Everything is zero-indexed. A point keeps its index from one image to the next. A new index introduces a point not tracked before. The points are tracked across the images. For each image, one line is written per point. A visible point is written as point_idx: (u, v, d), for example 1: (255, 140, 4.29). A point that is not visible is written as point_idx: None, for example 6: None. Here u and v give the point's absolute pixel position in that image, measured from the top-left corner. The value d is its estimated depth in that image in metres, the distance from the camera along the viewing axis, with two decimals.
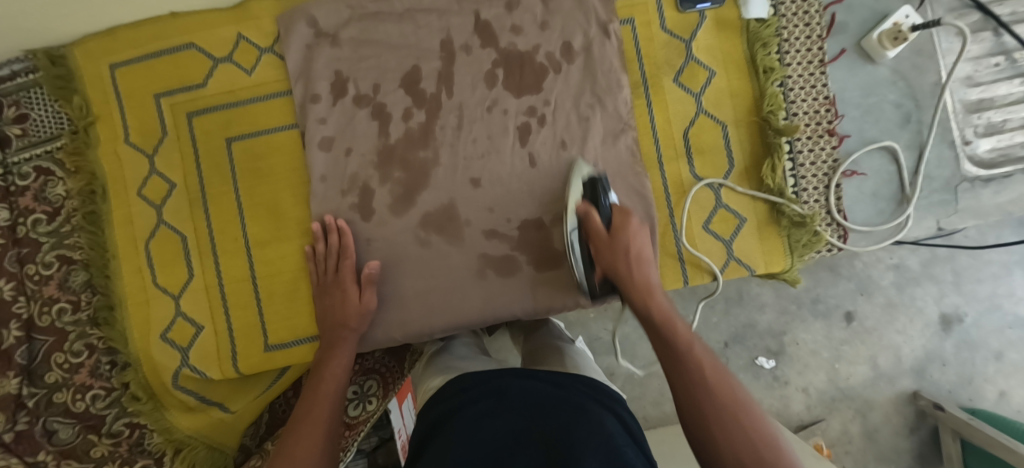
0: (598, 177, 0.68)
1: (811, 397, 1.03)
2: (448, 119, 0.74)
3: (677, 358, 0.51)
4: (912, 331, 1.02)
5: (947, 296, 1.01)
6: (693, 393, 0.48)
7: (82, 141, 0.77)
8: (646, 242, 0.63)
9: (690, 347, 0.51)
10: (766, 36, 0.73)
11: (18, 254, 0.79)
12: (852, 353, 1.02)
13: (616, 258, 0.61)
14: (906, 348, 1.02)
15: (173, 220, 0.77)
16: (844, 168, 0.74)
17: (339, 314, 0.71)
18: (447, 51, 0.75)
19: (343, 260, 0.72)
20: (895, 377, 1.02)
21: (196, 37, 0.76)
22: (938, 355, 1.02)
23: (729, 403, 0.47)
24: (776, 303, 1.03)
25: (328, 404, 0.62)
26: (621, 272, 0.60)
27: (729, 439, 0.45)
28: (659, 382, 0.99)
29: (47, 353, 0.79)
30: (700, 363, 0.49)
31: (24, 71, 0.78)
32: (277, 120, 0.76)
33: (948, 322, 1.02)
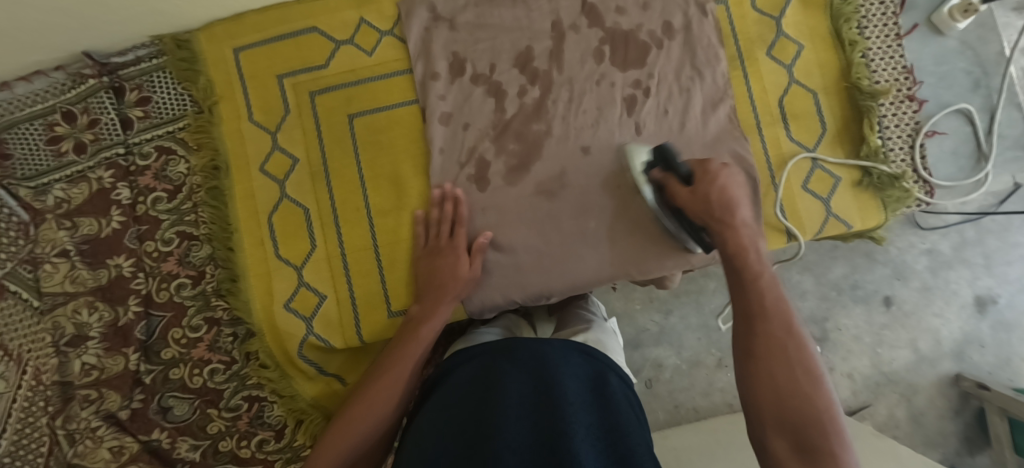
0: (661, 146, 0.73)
1: (856, 382, 1.00)
2: (560, 94, 0.80)
3: (743, 296, 0.51)
4: (948, 313, 0.99)
5: (980, 278, 0.99)
6: (749, 326, 0.49)
7: (207, 120, 0.80)
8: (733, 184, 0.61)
9: (759, 286, 0.51)
10: (848, 12, 0.80)
11: (138, 231, 0.80)
12: (893, 337, 1.00)
13: (689, 205, 0.62)
14: (945, 331, 0.99)
15: (296, 193, 0.80)
16: (926, 130, 0.80)
17: (448, 274, 0.73)
18: (558, 31, 0.80)
19: (457, 226, 0.76)
20: (936, 359, 0.99)
21: (320, 22, 0.81)
22: (976, 337, 0.99)
23: (793, 356, 0.46)
24: (817, 289, 1.01)
25: (409, 365, 0.64)
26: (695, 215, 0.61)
27: (772, 382, 0.45)
28: (707, 372, 0.97)
29: (164, 328, 0.80)
30: (763, 297, 0.50)
31: (148, 56, 0.82)
32: (398, 97, 0.80)
33: (983, 304, 0.99)
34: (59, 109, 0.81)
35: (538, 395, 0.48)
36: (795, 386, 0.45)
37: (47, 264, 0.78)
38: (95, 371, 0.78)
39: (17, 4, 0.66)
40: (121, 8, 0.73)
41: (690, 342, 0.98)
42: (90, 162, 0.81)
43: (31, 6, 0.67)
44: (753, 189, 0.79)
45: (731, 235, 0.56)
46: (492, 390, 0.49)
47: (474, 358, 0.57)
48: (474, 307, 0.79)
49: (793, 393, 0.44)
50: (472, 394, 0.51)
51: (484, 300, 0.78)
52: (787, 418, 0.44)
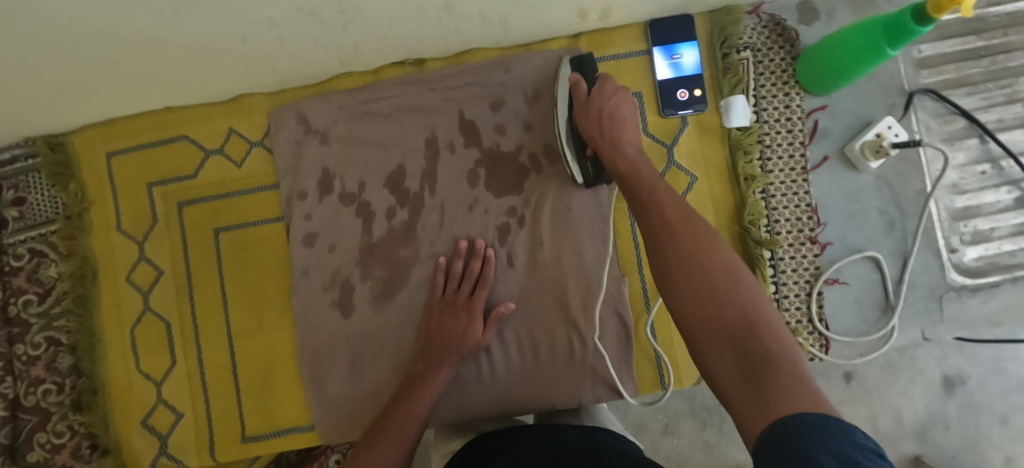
0: (586, 56, 0.72)
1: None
2: (430, 217, 0.76)
3: (648, 223, 0.49)
4: (913, 392, 0.82)
5: (951, 357, 0.81)
6: (657, 244, 0.47)
7: (77, 226, 0.79)
8: (624, 105, 0.66)
9: (658, 202, 0.51)
10: (748, 144, 0.73)
11: (9, 333, 0.80)
12: (852, 413, 0.82)
13: (590, 120, 0.65)
14: (908, 410, 0.81)
15: (160, 306, 0.78)
16: (827, 276, 0.74)
17: (455, 339, 0.70)
18: (432, 149, 0.76)
19: (479, 287, 0.72)
20: (897, 439, 0.81)
21: (190, 129, 0.79)
22: (941, 418, 0.81)
23: (700, 256, 0.44)
24: None
25: (415, 425, 0.65)
26: (592, 133, 0.64)
27: (705, 282, 0.42)
28: (652, 437, 0.88)
29: (31, 431, 0.80)
30: (663, 214, 0.49)
31: (23, 155, 0.81)
32: (264, 212, 0.78)
33: (951, 384, 0.81)
34: None
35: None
36: (720, 286, 0.42)
37: None
38: None
39: None
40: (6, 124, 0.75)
41: (635, 406, 0.88)
42: None
43: None
44: (626, 333, 0.75)
45: (622, 158, 0.60)
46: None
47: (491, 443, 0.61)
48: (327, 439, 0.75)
49: (715, 297, 0.41)
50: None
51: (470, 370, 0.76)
52: (711, 321, 0.40)
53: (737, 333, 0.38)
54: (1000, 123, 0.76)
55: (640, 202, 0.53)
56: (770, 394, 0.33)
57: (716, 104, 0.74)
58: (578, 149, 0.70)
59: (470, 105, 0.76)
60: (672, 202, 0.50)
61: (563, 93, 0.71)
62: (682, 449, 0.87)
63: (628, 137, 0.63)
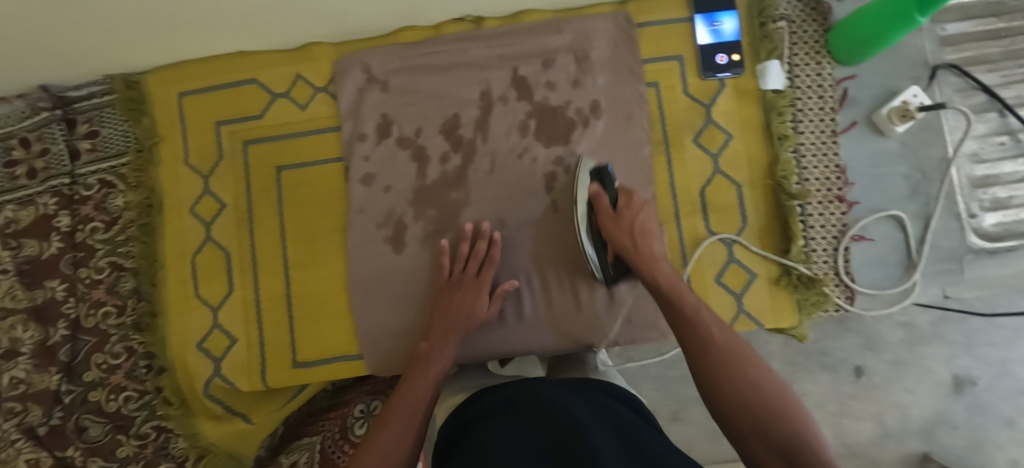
0: (604, 167, 0.73)
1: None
2: (481, 164, 0.81)
3: (694, 337, 0.55)
4: (921, 390, 0.86)
5: (959, 358, 0.86)
6: (704, 357, 0.53)
7: (147, 160, 0.84)
8: (651, 217, 0.68)
9: (697, 319, 0.56)
10: (782, 106, 0.78)
11: (74, 257, 0.85)
12: (859, 409, 0.87)
13: (621, 231, 0.66)
14: (915, 408, 0.86)
15: (220, 237, 0.83)
16: (853, 233, 0.78)
17: (466, 315, 0.73)
18: (486, 101, 0.82)
19: (486, 267, 0.75)
20: (902, 436, 0.86)
21: (259, 73, 0.84)
22: (948, 417, 0.85)
23: (733, 357, 0.52)
24: (783, 351, 0.89)
25: (419, 401, 0.61)
26: (623, 243, 0.66)
27: (741, 399, 0.49)
28: (661, 424, 0.91)
29: (88, 352, 0.84)
30: (711, 331, 0.54)
31: (100, 92, 0.86)
32: (323, 153, 0.82)
33: (960, 384, 0.85)
34: (17, 135, 0.87)
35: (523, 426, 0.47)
36: (743, 361, 0.51)
37: None
38: (23, 385, 0.83)
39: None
40: (91, 57, 0.81)
41: (647, 392, 0.92)
42: (39, 187, 0.86)
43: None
44: None
45: (655, 274, 0.62)
46: (494, 427, 0.49)
47: (487, 407, 0.56)
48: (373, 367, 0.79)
49: (763, 405, 0.48)
50: (485, 433, 0.48)
51: (489, 336, 0.80)
52: (766, 435, 0.46)
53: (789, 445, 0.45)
54: (1019, 99, 0.81)
55: (675, 306, 0.58)
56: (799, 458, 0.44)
57: (754, 69, 0.79)
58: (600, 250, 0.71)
59: (524, 62, 0.81)
60: (715, 320, 0.56)
61: (583, 200, 0.72)
62: (689, 436, 0.91)
63: (660, 253, 0.65)
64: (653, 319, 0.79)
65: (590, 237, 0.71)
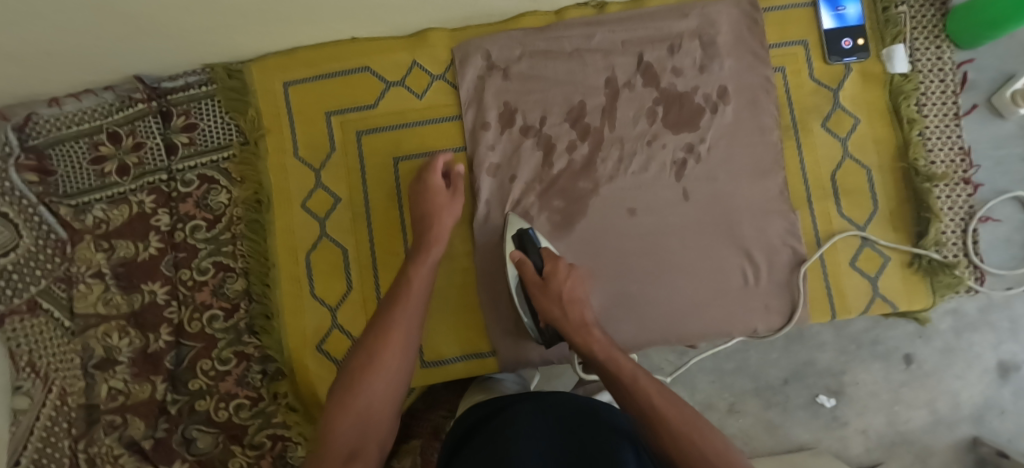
0: (528, 230, 0.74)
1: (871, 439, 0.89)
2: (610, 153, 0.79)
3: (638, 406, 0.57)
4: (970, 376, 0.89)
5: (1005, 343, 0.88)
6: (662, 423, 0.54)
7: (252, 152, 0.80)
8: (578, 286, 0.70)
9: (643, 390, 0.58)
10: (908, 89, 0.79)
11: (175, 258, 0.80)
12: (911, 396, 0.89)
13: (550, 302, 0.69)
14: (964, 394, 0.88)
15: (336, 232, 0.79)
16: (981, 214, 0.79)
17: (432, 227, 0.71)
18: (611, 88, 0.80)
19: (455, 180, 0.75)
20: (953, 422, 0.88)
21: (372, 61, 0.80)
22: (995, 402, 0.88)
23: (677, 421, 0.54)
24: (836, 341, 0.90)
25: (402, 357, 0.61)
26: (555, 315, 0.68)
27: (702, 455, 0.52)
28: (718, 416, 0.88)
29: (193, 359, 0.79)
30: (652, 396, 0.57)
31: (198, 82, 0.82)
32: (444, 144, 0.80)
33: (1005, 369, 0.88)
34: (106, 129, 0.82)
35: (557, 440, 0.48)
36: (689, 434, 0.53)
37: (82, 284, 0.80)
38: (121, 396, 0.78)
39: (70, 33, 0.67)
40: (198, 46, 0.76)
41: (703, 385, 0.89)
42: (132, 185, 0.81)
43: (84, 51, 0.71)
44: (797, 262, 0.77)
45: (597, 344, 0.64)
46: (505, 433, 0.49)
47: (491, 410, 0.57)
48: (506, 363, 0.77)
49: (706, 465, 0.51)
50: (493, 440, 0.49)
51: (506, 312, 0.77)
52: None
53: None
54: None
55: (614, 376, 0.61)
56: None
57: (878, 53, 0.79)
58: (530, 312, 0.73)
59: (650, 47, 0.80)
60: (653, 384, 0.58)
61: (513, 274, 0.74)
62: (747, 428, 0.88)
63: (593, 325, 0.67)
64: (792, 305, 0.77)
65: (525, 306, 0.74)
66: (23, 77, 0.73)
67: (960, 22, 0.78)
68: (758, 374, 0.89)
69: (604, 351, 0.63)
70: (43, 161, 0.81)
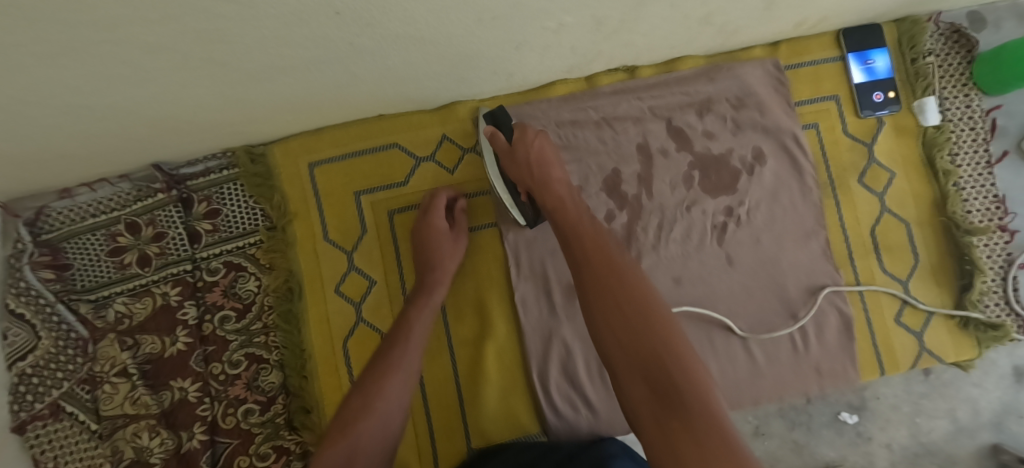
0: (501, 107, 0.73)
1: (894, 453, 0.86)
2: (649, 220, 0.77)
3: (573, 245, 0.56)
4: (987, 383, 0.87)
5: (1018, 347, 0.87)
6: (581, 265, 0.54)
7: (281, 239, 0.77)
8: (549, 148, 0.67)
9: (575, 232, 0.57)
10: (942, 141, 0.78)
11: (204, 352, 0.77)
12: (932, 407, 0.86)
13: (518, 167, 0.67)
14: (984, 401, 0.86)
15: (373, 318, 0.77)
16: (1019, 261, 0.78)
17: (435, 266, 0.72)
18: (645, 154, 0.78)
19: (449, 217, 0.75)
20: (975, 430, 0.86)
21: (401, 137, 0.78)
22: (1015, 407, 0.86)
23: (597, 261, 0.53)
24: None
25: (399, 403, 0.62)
26: (520, 177, 0.66)
27: (618, 281, 0.51)
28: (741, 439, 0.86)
29: (229, 457, 0.75)
30: (583, 240, 0.56)
31: (218, 167, 0.79)
32: (480, 219, 0.79)
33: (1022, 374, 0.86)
34: (123, 220, 0.78)
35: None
36: (610, 279, 0.51)
37: (107, 384, 0.76)
38: None
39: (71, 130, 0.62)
40: (219, 133, 0.73)
41: None
42: (154, 276, 0.78)
43: (107, 145, 0.68)
44: (847, 323, 0.76)
45: (549, 195, 0.63)
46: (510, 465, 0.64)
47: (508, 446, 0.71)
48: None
49: (623, 312, 0.49)
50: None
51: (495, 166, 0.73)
52: (627, 355, 0.47)
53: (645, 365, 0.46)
54: None
55: (559, 223, 0.59)
56: (679, 433, 0.41)
57: (910, 106, 0.79)
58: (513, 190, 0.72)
59: (679, 112, 0.79)
60: (590, 227, 0.57)
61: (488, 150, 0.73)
62: (771, 450, 0.86)
63: (557, 178, 0.65)
64: (842, 367, 0.76)
65: (504, 184, 0.72)
66: (37, 173, 0.70)
67: (989, 78, 0.79)
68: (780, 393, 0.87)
69: (585, 224, 0.58)
70: (57, 255, 0.77)
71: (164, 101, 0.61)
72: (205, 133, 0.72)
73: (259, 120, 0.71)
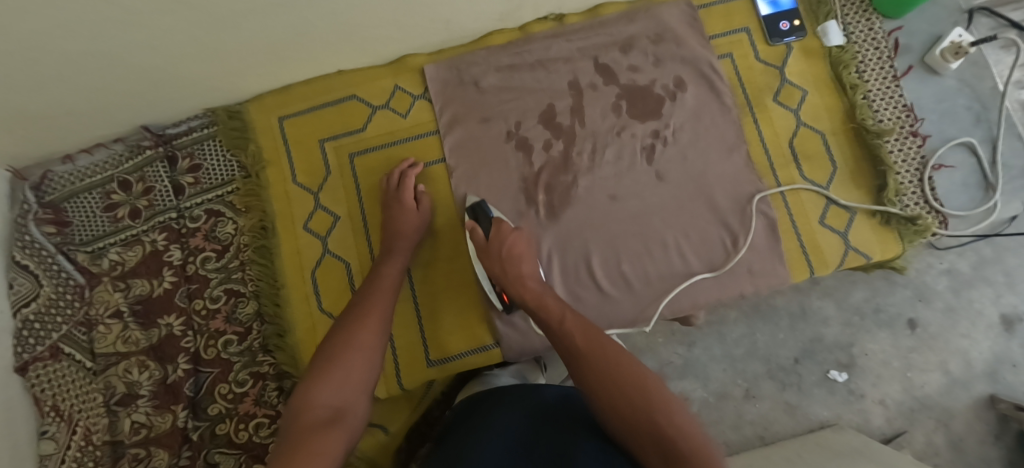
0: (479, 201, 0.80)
1: (889, 408, 0.89)
2: (584, 146, 0.85)
3: (565, 340, 0.58)
4: (975, 334, 0.90)
5: (1004, 297, 0.89)
6: (577, 362, 0.55)
7: (255, 184, 0.86)
8: (521, 242, 0.73)
9: (564, 332, 0.59)
10: (847, 59, 0.86)
11: (188, 290, 0.85)
12: (922, 361, 0.90)
13: (493, 259, 0.72)
14: (974, 352, 0.89)
15: (338, 249, 0.84)
16: (933, 163, 0.85)
17: (397, 224, 0.79)
18: (576, 89, 0.87)
19: (405, 180, 0.82)
20: (968, 381, 0.88)
21: (359, 89, 0.88)
22: (1007, 356, 0.88)
23: (592, 353, 0.55)
24: (840, 315, 0.92)
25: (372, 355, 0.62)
26: (497, 271, 0.71)
27: (611, 371, 0.53)
28: (735, 404, 0.90)
29: (211, 384, 0.83)
30: (573, 337, 0.57)
31: (199, 126, 0.89)
32: (430, 155, 0.86)
33: (1010, 323, 0.89)
34: (116, 178, 0.88)
35: (510, 452, 0.52)
36: (608, 367, 0.53)
37: (101, 325, 0.83)
38: (145, 429, 0.81)
39: (65, 79, 0.72)
40: (199, 84, 0.81)
41: (716, 374, 0.91)
42: (144, 226, 0.87)
43: (99, 100, 0.78)
44: (772, 225, 0.82)
45: (527, 291, 0.67)
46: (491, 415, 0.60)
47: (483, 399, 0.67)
48: (511, 352, 0.81)
49: (626, 399, 0.50)
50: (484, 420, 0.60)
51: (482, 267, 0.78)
52: (641, 436, 0.48)
53: (658, 440, 0.48)
54: None
55: (547, 321, 0.62)
56: None
57: (815, 31, 0.88)
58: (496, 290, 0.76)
59: (604, 51, 0.87)
60: (576, 321, 0.59)
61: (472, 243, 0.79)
62: (765, 413, 0.90)
63: (528, 271, 0.69)
64: (769, 265, 0.82)
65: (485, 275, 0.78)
66: (44, 134, 0.80)
67: (883, 0, 0.87)
68: (770, 356, 0.91)
69: (575, 321, 0.59)
70: (59, 213, 0.87)
71: (151, 52, 0.71)
72: (183, 84, 0.80)
73: (231, 72, 0.81)
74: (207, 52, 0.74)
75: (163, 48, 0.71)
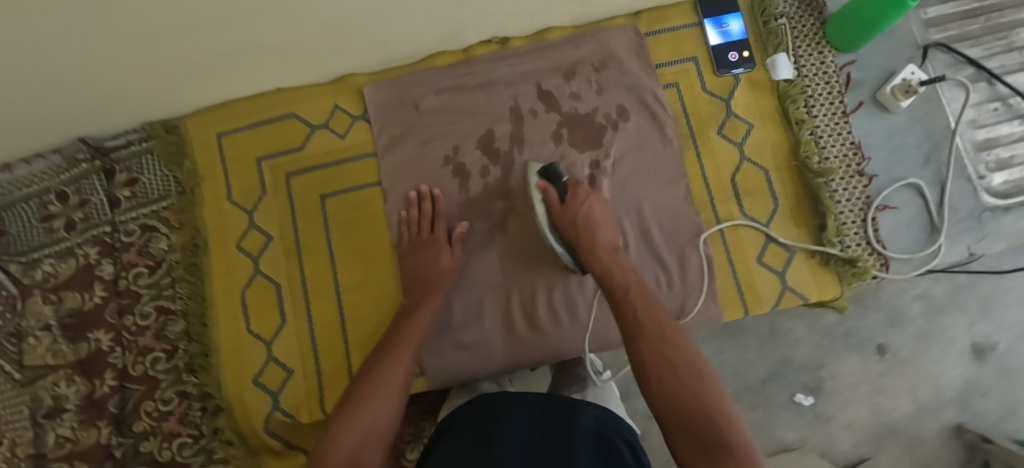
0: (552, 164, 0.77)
1: (857, 433, 0.86)
2: (523, 171, 0.84)
3: (626, 313, 0.60)
4: (947, 361, 0.86)
5: (977, 325, 0.87)
6: (638, 335, 0.57)
7: (190, 201, 0.86)
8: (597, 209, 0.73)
9: (634, 300, 0.61)
10: (795, 93, 0.84)
11: (119, 305, 0.85)
12: (893, 385, 0.86)
13: (569, 224, 0.71)
14: (945, 379, 0.86)
15: (269, 269, 0.83)
16: (877, 203, 0.83)
17: (431, 269, 0.78)
18: (516, 115, 0.85)
19: (435, 222, 0.80)
20: (938, 409, 0.85)
21: (298, 108, 0.87)
22: (977, 385, 0.86)
23: (653, 331, 0.57)
24: (811, 336, 0.88)
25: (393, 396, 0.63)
26: (571, 233, 0.71)
27: (666, 353, 0.55)
28: None
29: (137, 401, 0.82)
30: (637, 308, 0.60)
31: (137, 139, 0.88)
32: (365, 177, 0.85)
33: (981, 352, 0.86)
34: (54, 189, 0.87)
35: None
36: (665, 350, 0.55)
37: (32, 337, 0.84)
38: (69, 443, 0.80)
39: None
40: (129, 95, 0.79)
41: None
42: (79, 238, 0.87)
43: (30, 115, 0.77)
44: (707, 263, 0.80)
45: (598, 261, 0.68)
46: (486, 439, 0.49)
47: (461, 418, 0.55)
48: (435, 382, 0.80)
49: (679, 378, 0.53)
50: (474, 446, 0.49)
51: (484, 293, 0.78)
52: (687, 414, 0.50)
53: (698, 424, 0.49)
54: (986, 52, 0.88)
55: (610, 284, 0.64)
56: None
57: (764, 63, 0.86)
58: (571, 253, 0.74)
59: (547, 77, 0.86)
60: (639, 292, 0.62)
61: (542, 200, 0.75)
62: None
63: (603, 239, 0.70)
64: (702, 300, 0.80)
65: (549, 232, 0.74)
66: None
67: (836, 35, 0.85)
68: (738, 375, 0.87)
69: (642, 295, 0.61)
70: None
71: (74, 69, 0.70)
72: (112, 96, 0.78)
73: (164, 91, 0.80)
74: (135, 69, 0.73)
75: (86, 61, 0.70)
